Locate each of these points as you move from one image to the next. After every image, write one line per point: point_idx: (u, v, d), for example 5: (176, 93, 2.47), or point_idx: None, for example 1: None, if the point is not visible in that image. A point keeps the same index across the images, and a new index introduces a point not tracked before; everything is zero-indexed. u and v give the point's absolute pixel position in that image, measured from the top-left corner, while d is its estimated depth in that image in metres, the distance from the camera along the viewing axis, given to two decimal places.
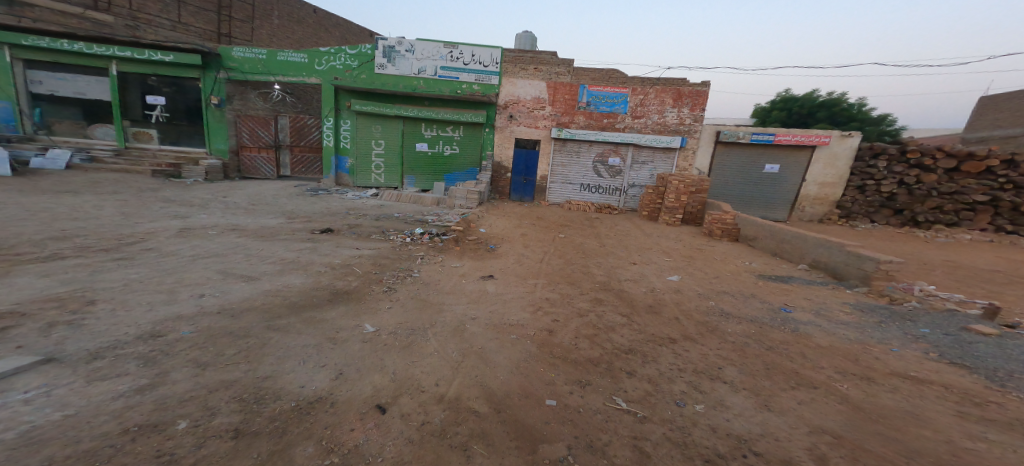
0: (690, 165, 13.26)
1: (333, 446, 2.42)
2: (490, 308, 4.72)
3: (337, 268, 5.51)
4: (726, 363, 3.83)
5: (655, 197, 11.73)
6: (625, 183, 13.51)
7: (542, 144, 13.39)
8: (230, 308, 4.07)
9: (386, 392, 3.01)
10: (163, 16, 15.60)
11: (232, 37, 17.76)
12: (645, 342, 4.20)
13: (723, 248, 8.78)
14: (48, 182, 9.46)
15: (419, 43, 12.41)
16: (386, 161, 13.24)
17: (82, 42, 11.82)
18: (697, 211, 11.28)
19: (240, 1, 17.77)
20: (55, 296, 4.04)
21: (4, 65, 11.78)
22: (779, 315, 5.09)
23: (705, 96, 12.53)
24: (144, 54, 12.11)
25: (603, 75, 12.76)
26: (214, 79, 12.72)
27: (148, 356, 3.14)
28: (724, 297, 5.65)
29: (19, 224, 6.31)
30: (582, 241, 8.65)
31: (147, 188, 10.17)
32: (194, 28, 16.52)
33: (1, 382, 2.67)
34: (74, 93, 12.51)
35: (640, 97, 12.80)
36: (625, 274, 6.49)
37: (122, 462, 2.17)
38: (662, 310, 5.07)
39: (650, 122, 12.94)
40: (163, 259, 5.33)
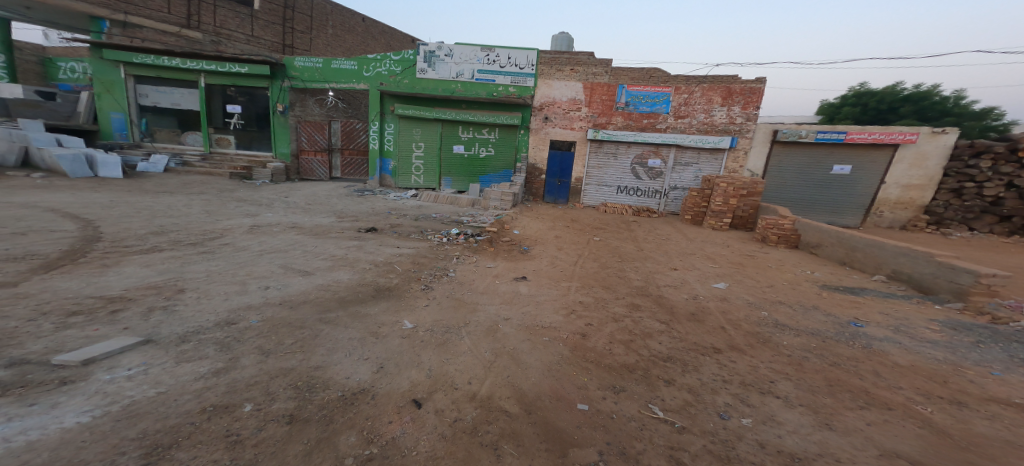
0: (740, 166, 12.56)
1: (373, 437, 2.52)
2: (523, 309, 4.72)
3: (380, 266, 5.74)
4: (779, 376, 3.59)
5: (700, 200, 11.22)
6: (666, 186, 13.03)
7: (579, 145, 13.21)
8: (290, 300, 4.37)
9: (422, 387, 3.09)
10: (239, 30, 17.12)
11: (294, 48, 19.09)
12: (685, 350, 4.03)
13: (778, 255, 8.23)
14: (149, 184, 10.66)
15: (458, 47, 12.67)
16: (426, 163, 13.63)
17: (179, 59, 13.16)
18: (746, 215, 10.66)
19: (301, 13, 19.04)
20: (152, 284, 4.52)
21: (120, 81, 13.41)
22: (847, 330, 4.69)
23: (759, 94, 11.81)
24: (226, 67, 13.30)
25: (643, 74, 12.36)
26: (280, 88, 13.73)
27: (223, 342, 3.44)
28: (779, 307, 5.29)
29: (125, 219, 7.16)
30: (618, 245, 8.44)
31: (224, 189, 11.15)
32: (264, 40, 17.97)
33: (110, 359, 3.04)
34: (171, 104, 13.91)
35: (684, 96, 12.31)
36: (665, 280, 6.25)
37: (198, 439, 2.37)
38: (706, 318, 4.84)
39: (695, 122, 12.41)
40: (238, 253, 5.82)
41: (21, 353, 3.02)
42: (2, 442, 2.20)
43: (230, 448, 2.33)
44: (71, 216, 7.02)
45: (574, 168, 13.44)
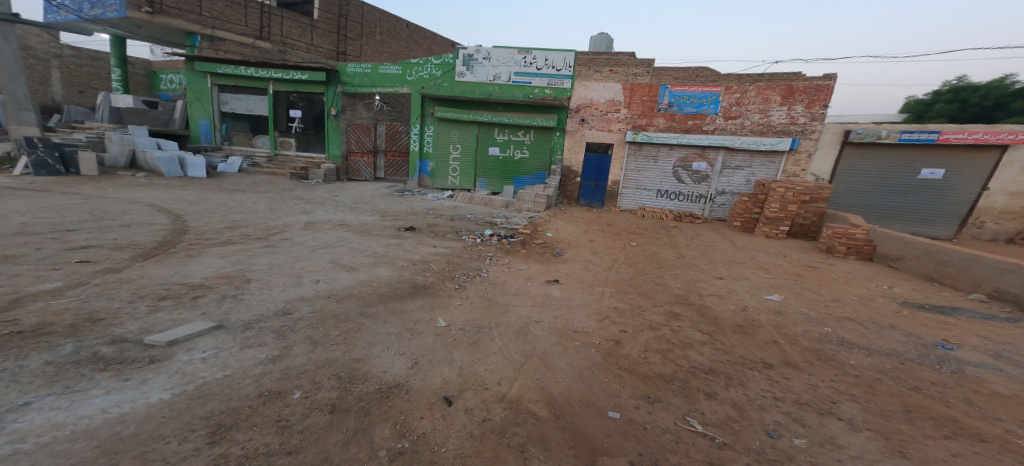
0: (802, 171, 11.72)
1: (405, 432, 2.59)
2: (555, 313, 4.68)
3: (417, 264, 5.90)
4: (843, 398, 3.33)
5: (751, 206, 10.63)
6: (711, 190, 12.47)
7: (616, 147, 12.88)
8: (336, 294, 4.60)
9: (452, 385, 3.14)
10: (301, 39, 18.38)
11: (347, 54, 20.12)
12: (729, 363, 3.83)
13: (846, 267, 7.62)
14: (228, 183, 11.64)
15: (496, 50, 12.84)
16: (462, 165, 13.88)
17: (253, 68, 14.23)
18: (807, 223, 9.97)
19: (353, 21, 20.03)
20: (225, 273, 4.92)
21: (206, 90, 14.68)
22: (933, 352, 4.26)
23: (828, 92, 10.99)
24: (290, 74, 14.19)
25: (688, 74, 11.88)
26: (333, 93, 14.46)
27: (280, 330, 3.68)
28: (846, 324, 4.89)
29: (206, 214, 7.87)
30: (656, 250, 8.18)
31: (285, 188, 11.89)
32: (321, 48, 19.19)
33: (188, 342, 3.34)
34: (246, 110, 15.06)
35: (736, 96, 11.71)
36: (709, 289, 5.97)
37: (254, 421, 2.55)
38: (756, 331, 4.56)
39: (749, 123, 11.78)
40: (295, 248, 6.20)
41: (120, 332, 3.40)
42: (101, 412, 2.48)
43: (280, 433, 2.48)
44: (163, 210, 7.82)
45: (610, 172, 13.15)
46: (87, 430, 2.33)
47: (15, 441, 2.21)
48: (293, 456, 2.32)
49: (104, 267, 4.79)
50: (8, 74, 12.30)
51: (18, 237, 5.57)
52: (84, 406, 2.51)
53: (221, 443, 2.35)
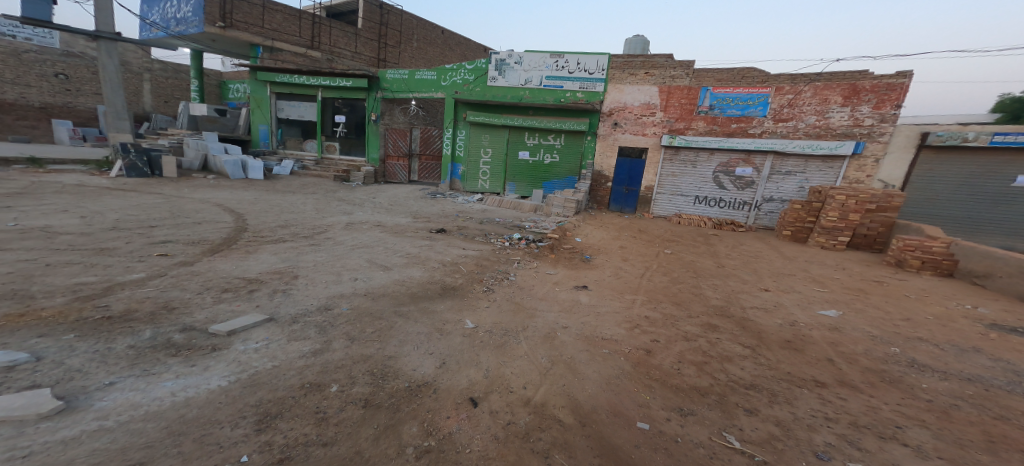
0: (867, 176, 10.77)
1: (432, 430, 2.63)
2: (583, 319, 4.61)
3: (448, 265, 6.00)
4: (909, 423, 3.08)
5: (805, 214, 10.02)
6: (757, 197, 11.86)
7: (651, 151, 12.56)
8: (373, 292, 4.75)
9: (479, 387, 3.16)
10: (346, 47, 19.23)
11: (386, 61, 20.85)
12: (773, 379, 3.64)
13: (919, 284, 7.02)
14: (280, 185, 12.31)
15: (528, 54, 12.90)
16: (492, 168, 14.03)
17: (305, 76, 15.02)
18: (873, 234, 9.24)
19: (393, 29, 20.72)
20: (277, 269, 5.20)
21: (267, 98, 15.63)
22: (1020, 380, 3.86)
23: (901, 91, 10.11)
24: (336, 81, 14.86)
25: (732, 75, 11.56)
26: (374, 98, 15.01)
27: (322, 325, 3.84)
28: (917, 345, 4.53)
29: (262, 213, 8.37)
30: (693, 259, 7.91)
31: (329, 190, 12.41)
32: (364, 56, 19.97)
33: (243, 332, 3.55)
34: (298, 116, 15.90)
35: (788, 97, 11.12)
36: (753, 301, 5.70)
37: (294, 412, 2.66)
38: (806, 348, 4.31)
39: (803, 125, 11.11)
40: (337, 247, 6.46)
41: (189, 321, 3.67)
42: (169, 394, 2.68)
43: (318, 424, 2.58)
44: (227, 209, 8.39)
45: (643, 177, 12.84)
46: (156, 411, 2.52)
47: (98, 417, 2.42)
48: (330, 448, 2.41)
49: (178, 260, 5.22)
50: (108, 86, 13.53)
51: (110, 232, 6.18)
52: (156, 388, 2.73)
53: (267, 431, 2.47)
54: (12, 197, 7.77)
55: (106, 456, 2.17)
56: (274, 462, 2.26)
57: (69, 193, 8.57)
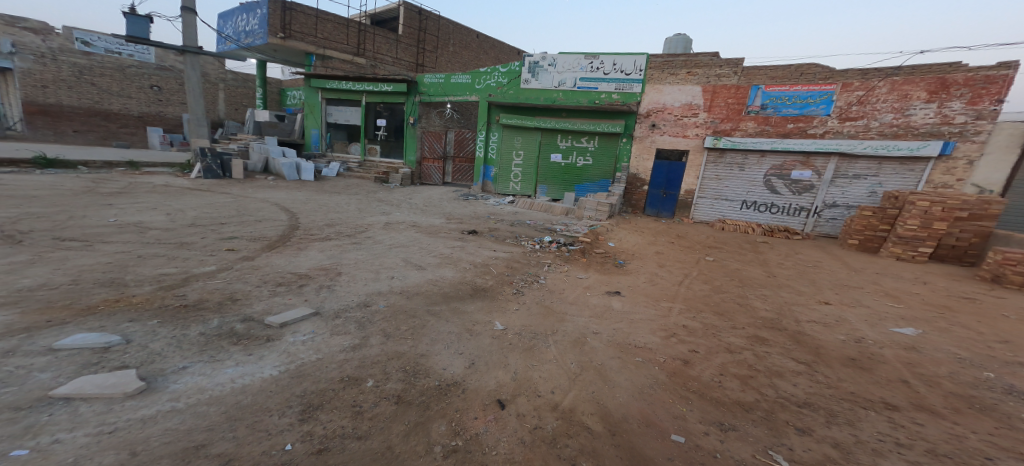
0: (960, 181, 9.42)
1: (459, 430, 2.65)
2: (615, 326, 4.50)
3: (478, 267, 6.05)
4: (1004, 455, 2.77)
5: (876, 221, 9.20)
6: (817, 202, 10.91)
7: (692, 153, 12.02)
8: (407, 290, 4.88)
9: (507, 389, 3.17)
10: (387, 53, 19.97)
11: (424, 66, 21.44)
12: (833, 399, 3.40)
13: (1016, 302, 6.26)
14: (328, 186, 12.97)
15: (561, 56, 12.85)
16: (523, 171, 14.08)
17: (350, 82, 15.73)
18: (962, 245, 8.26)
19: (431, 34, 21.29)
20: (323, 265, 5.46)
21: (318, 104, 16.55)
22: None
23: (1002, 83, 8.90)
24: (377, 86, 15.41)
25: (789, 72, 10.72)
26: (412, 102, 15.45)
27: (361, 321, 4.00)
28: (1017, 371, 4.06)
29: (311, 212, 8.83)
30: (737, 267, 7.54)
31: (370, 191, 12.92)
32: (404, 61, 20.66)
33: (292, 324, 3.76)
34: (345, 120, 16.64)
35: (858, 94, 10.14)
36: (810, 315, 5.33)
37: (333, 404, 2.78)
38: (875, 367, 3.98)
39: (877, 124, 10.05)
40: (376, 246, 6.70)
41: (249, 311, 3.94)
42: (229, 381, 2.88)
43: (354, 418, 2.67)
44: (284, 208, 8.92)
45: (682, 181, 12.31)
46: (217, 396, 2.71)
47: (171, 399, 2.64)
48: (364, 441, 2.49)
49: (242, 255, 5.62)
50: (191, 95, 14.83)
51: (188, 227, 6.79)
52: (220, 374, 2.94)
53: (309, 421, 2.60)
54: (113, 195, 8.77)
55: (175, 436, 2.35)
56: (314, 452, 2.37)
57: (159, 193, 9.45)
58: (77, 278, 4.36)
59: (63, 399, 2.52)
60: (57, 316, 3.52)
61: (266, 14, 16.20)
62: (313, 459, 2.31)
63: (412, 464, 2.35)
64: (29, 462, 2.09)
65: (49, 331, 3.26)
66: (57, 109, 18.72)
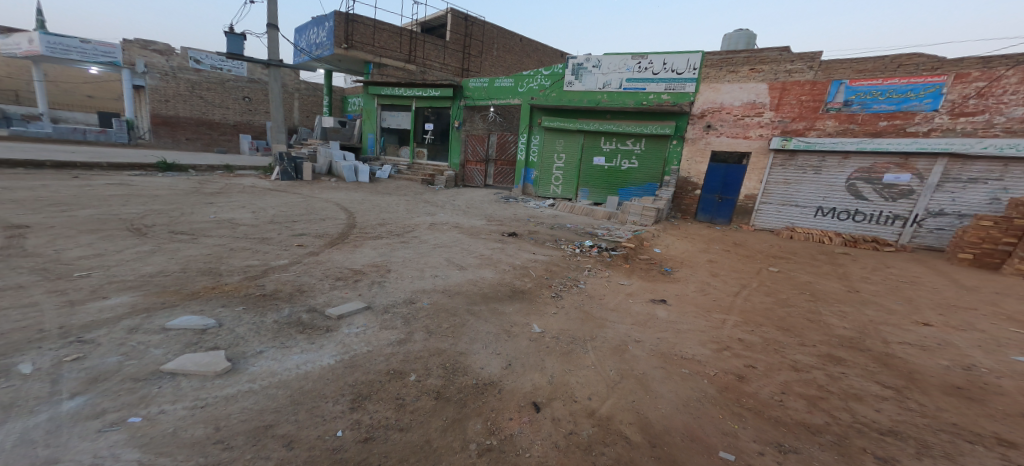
0: None
1: (494, 429, 2.68)
2: (659, 335, 4.32)
3: (518, 269, 6.07)
4: None
5: (997, 234, 7.92)
6: (917, 210, 9.49)
7: (754, 156, 11.18)
8: (449, 289, 5.00)
9: (543, 392, 3.14)
10: (436, 60, 20.67)
11: (469, 71, 21.95)
12: (927, 429, 3.02)
13: None
14: (383, 187, 13.66)
15: (607, 57, 12.68)
16: (564, 174, 13.93)
17: (403, 88, 16.53)
18: None
19: (476, 40, 21.77)
20: (375, 263, 5.75)
21: (375, 110, 17.55)
22: None
23: None
24: (427, 92, 16.07)
25: (881, 64, 9.58)
26: (457, 106, 15.87)
27: (407, 317, 4.15)
28: None
29: (366, 212, 9.36)
30: (804, 279, 6.92)
31: (419, 192, 13.43)
32: (450, 67, 21.30)
33: (347, 317, 4.00)
34: (397, 125, 17.46)
35: (978, 85, 8.70)
36: (900, 336, 4.77)
37: (379, 395, 2.91)
38: (986, 398, 3.48)
39: (1002, 120, 8.55)
40: (421, 245, 6.95)
41: (313, 302, 4.26)
42: (294, 366, 3.12)
43: (397, 410, 2.78)
44: (344, 208, 9.52)
45: (741, 185, 11.48)
46: (283, 380, 2.95)
47: (248, 380, 2.91)
48: (405, 433, 2.59)
49: (309, 250, 6.08)
50: (274, 105, 16.33)
51: (268, 223, 7.48)
52: (288, 360, 3.20)
53: (358, 410, 2.74)
54: (212, 195, 9.86)
55: (249, 414, 2.58)
56: (361, 440, 2.50)
57: (245, 193, 10.49)
58: (185, 267, 4.96)
59: (170, 374, 2.87)
60: (169, 299, 4.03)
61: (331, 27, 17.44)
62: (359, 447, 2.44)
63: (448, 460, 2.40)
64: (140, 428, 2.38)
65: (162, 312, 3.73)
66: (176, 120, 21.81)
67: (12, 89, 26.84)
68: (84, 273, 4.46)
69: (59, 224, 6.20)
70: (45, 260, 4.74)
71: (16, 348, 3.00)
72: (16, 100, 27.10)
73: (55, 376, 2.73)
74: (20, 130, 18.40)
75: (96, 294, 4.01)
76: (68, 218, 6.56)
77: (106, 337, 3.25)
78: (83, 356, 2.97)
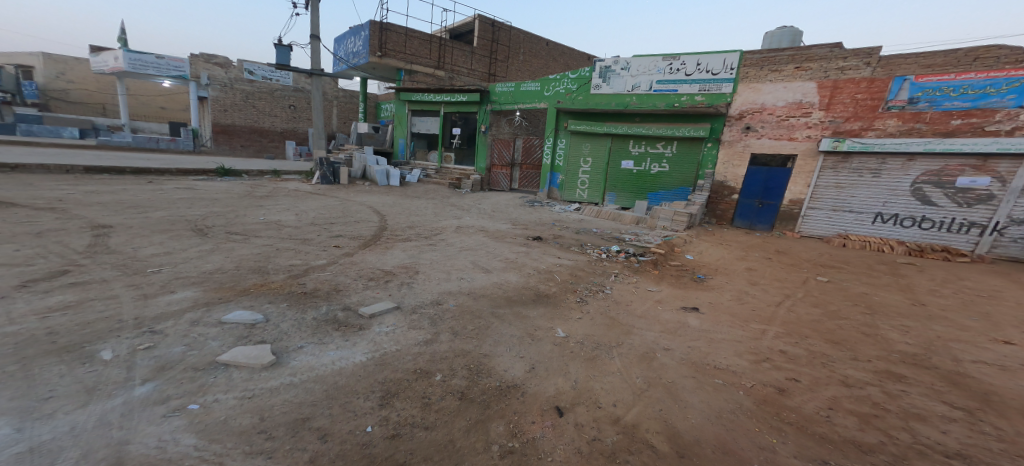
0: None
1: (516, 432, 2.67)
2: (690, 344, 4.15)
3: (542, 273, 6.03)
4: None
5: None
6: (997, 216, 8.61)
7: (800, 158, 10.54)
8: (474, 292, 5.04)
9: (566, 397, 3.10)
10: (464, 66, 20.99)
11: (495, 76, 22.17)
12: (1003, 455, 2.74)
13: None
14: (414, 191, 14.00)
15: (636, 60, 12.52)
16: (591, 178, 13.92)
17: (431, 94, 16.92)
18: None
19: (503, 45, 21.98)
20: (404, 264, 5.90)
21: (405, 115, 18.05)
22: None
23: None
24: (454, 97, 16.37)
25: (953, 58, 8.75)
26: (484, 111, 16.13)
27: (433, 318, 4.22)
28: None
29: (397, 215, 9.63)
30: (854, 290, 6.44)
31: (449, 196, 13.66)
32: (477, 72, 21.56)
33: (377, 316, 4.12)
34: (425, 130, 17.90)
35: None
36: (972, 354, 4.35)
37: (405, 394, 2.97)
38: None
39: None
40: (447, 247, 7.07)
41: (347, 301, 4.42)
42: (330, 362, 3.26)
43: (423, 408, 2.83)
44: (376, 211, 9.85)
45: (785, 190, 10.85)
46: (319, 375, 3.08)
47: (290, 373, 3.06)
48: (430, 432, 2.63)
49: (345, 251, 6.33)
50: (315, 112, 17.18)
51: (309, 225, 7.86)
52: (325, 356, 3.34)
53: (387, 407, 2.82)
54: (262, 198, 10.49)
55: (290, 407, 2.72)
56: (389, 436, 2.56)
57: (289, 196, 11.09)
58: (238, 265, 5.29)
59: (224, 365, 3.07)
60: (225, 295, 4.32)
61: (367, 36, 18.14)
62: (387, 443, 2.50)
63: (471, 461, 2.42)
64: (198, 415, 2.56)
65: (219, 307, 4.00)
66: (232, 129, 23.36)
67: (99, 103, 29.88)
68: (156, 270, 4.87)
69: (137, 224, 6.81)
70: (125, 256, 5.23)
71: (101, 336, 3.32)
72: (104, 111, 30.23)
73: (130, 363, 2.99)
74: (107, 139, 20.32)
75: (165, 288, 4.37)
76: (145, 219, 7.21)
77: (173, 328, 3.53)
78: (154, 346, 3.24)
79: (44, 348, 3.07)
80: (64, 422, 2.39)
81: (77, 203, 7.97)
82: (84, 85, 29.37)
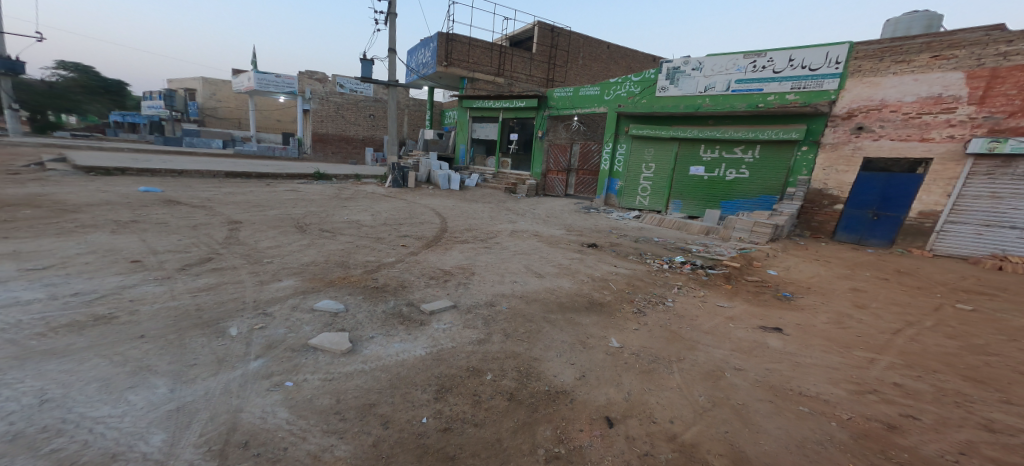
0: None
1: (563, 439, 2.62)
2: (769, 366, 3.73)
3: (597, 280, 5.86)
4: None
5: None
6: None
7: (937, 162, 8.84)
8: (528, 296, 5.05)
9: (618, 407, 2.97)
10: (523, 71, 21.30)
11: (554, 81, 22.16)
12: None
13: None
14: (477, 195, 14.43)
15: (708, 59, 11.79)
16: (654, 185, 13.30)
17: (492, 100, 17.35)
18: None
19: (563, 50, 22.00)
20: (461, 265, 6.11)
21: (467, 122, 18.74)
22: None
23: None
24: (514, 103, 16.63)
25: None
26: (542, 116, 16.15)
27: (487, 319, 4.30)
28: None
29: (461, 218, 10.05)
30: (995, 321, 5.31)
31: (511, 201, 13.88)
32: (536, 77, 21.74)
33: (437, 313, 4.32)
34: (485, 136, 18.37)
35: None
36: None
37: (458, 390, 3.07)
38: None
39: None
40: (502, 250, 7.21)
41: (410, 297, 4.69)
42: (395, 353, 3.49)
43: (473, 405, 2.91)
44: (438, 213, 10.36)
45: (912, 199, 9.22)
46: (384, 364, 3.31)
47: (362, 360, 3.33)
48: (479, 428, 2.68)
49: (410, 250, 6.74)
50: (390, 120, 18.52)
51: (381, 225, 8.51)
52: (391, 347, 3.58)
53: (441, 400, 2.93)
54: (346, 200, 11.61)
55: (362, 391, 2.96)
56: (441, 429, 2.66)
57: (367, 198, 12.13)
58: (327, 259, 5.91)
59: (313, 348, 3.43)
60: (318, 285, 4.83)
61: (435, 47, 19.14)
62: (439, 436, 2.60)
63: (516, 462, 2.42)
64: (292, 392, 2.89)
65: (312, 295, 4.49)
66: (326, 137, 26.15)
67: (236, 118, 35.61)
68: (269, 260, 5.61)
69: (257, 221, 7.94)
70: (249, 247, 6.11)
71: (230, 314, 3.91)
72: (237, 125, 35.95)
73: (248, 340, 3.48)
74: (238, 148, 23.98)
75: (275, 276, 5.02)
76: (263, 216, 8.38)
77: (279, 312, 4.04)
78: (265, 326, 3.73)
79: (194, 322, 3.69)
80: (201, 386, 2.85)
81: (219, 202, 9.56)
82: (228, 103, 35.11)
